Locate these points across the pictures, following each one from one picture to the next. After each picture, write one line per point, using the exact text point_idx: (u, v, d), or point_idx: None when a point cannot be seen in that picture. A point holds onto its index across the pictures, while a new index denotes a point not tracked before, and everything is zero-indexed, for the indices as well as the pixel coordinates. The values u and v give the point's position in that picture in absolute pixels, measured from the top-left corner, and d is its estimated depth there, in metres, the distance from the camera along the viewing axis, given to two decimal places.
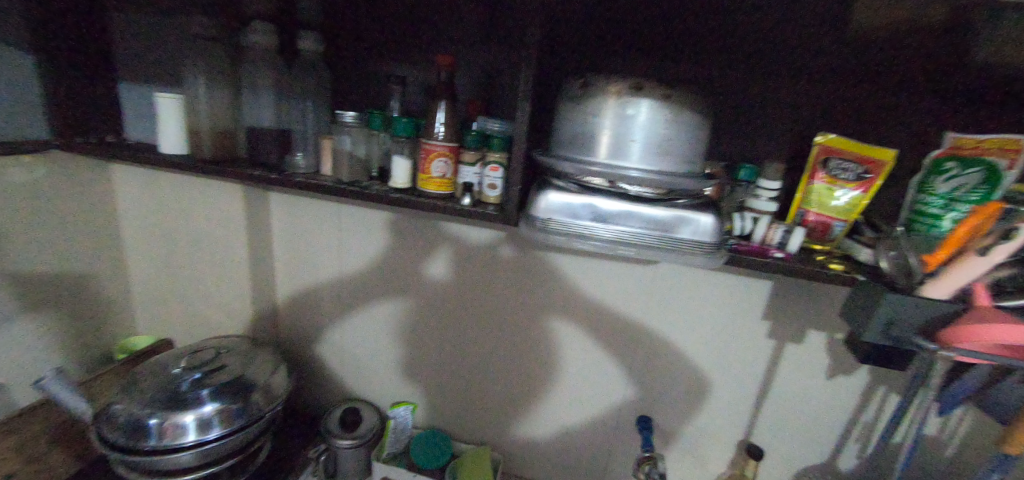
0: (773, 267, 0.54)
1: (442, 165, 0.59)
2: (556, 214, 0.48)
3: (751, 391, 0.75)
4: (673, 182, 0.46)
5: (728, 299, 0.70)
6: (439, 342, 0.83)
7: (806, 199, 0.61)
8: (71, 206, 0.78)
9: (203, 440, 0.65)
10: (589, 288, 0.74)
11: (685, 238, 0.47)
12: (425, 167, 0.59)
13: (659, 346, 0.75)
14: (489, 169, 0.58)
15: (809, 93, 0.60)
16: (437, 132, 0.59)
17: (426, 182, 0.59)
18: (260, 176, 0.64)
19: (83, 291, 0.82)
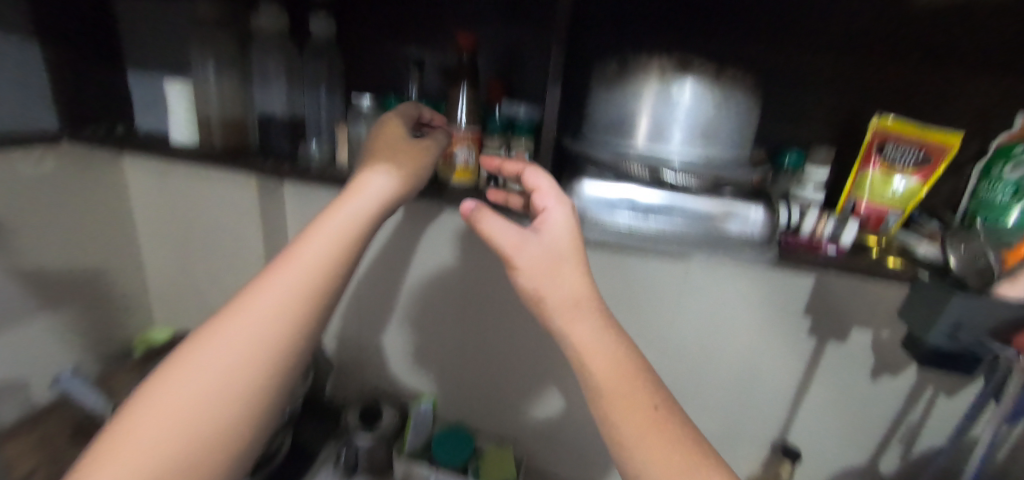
0: (824, 263, 0.50)
1: (465, 153, 0.55)
2: (592, 207, 0.45)
3: (789, 390, 0.71)
4: (721, 171, 0.43)
5: (766, 294, 0.66)
6: (460, 337, 0.80)
7: (857, 187, 0.56)
8: (83, 199, 0.76)
9: None
10: (617, 282, 0.70)
11: (733, 232, 0.44)
12: (447, 155, 0.56)
13: (691, 343, 0.71)
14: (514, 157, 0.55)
15: (863, 71, 0.54)
16: (459, 119, 0.56)
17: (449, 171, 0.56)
18: (273, 168, 0.62)
19: (98, 285, 0.81)
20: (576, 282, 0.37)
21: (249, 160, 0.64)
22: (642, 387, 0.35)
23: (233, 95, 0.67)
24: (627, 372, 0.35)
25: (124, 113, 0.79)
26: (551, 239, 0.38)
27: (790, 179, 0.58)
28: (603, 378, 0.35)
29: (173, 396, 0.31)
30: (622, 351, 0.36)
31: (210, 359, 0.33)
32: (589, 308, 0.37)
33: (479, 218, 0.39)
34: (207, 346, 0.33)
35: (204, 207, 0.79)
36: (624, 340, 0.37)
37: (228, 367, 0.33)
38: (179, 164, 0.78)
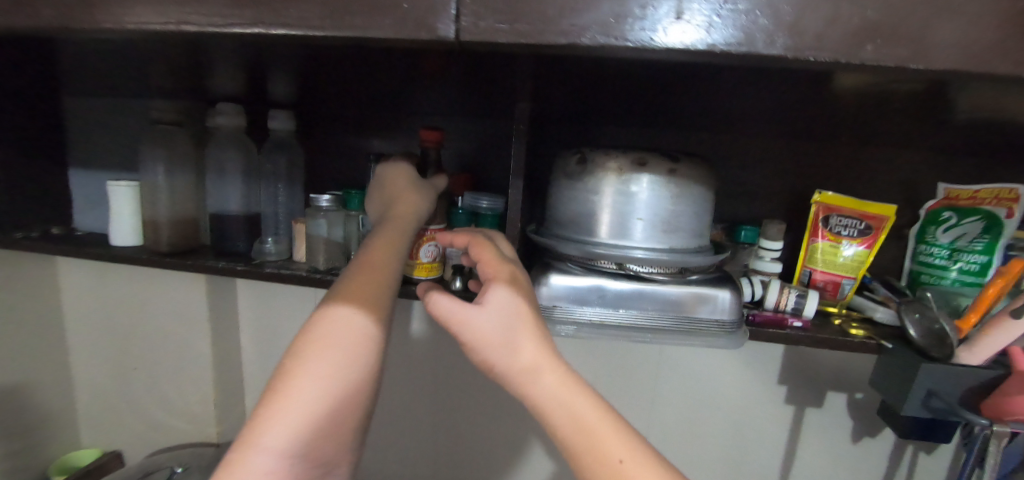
0: (793, 340, 0.50)
1: (432, 248, 0.53)
2: (562, 301, 0.44)
3: (777, 463, 0.69)
4: (685, 260, 0.43)
5: (742, 364, 0.66)
6: (432, 431, 0.75)
7: (811, 257, 0.58)
8: (6, 310, 0.69)
9: None
10: (594, 362, 0.68)
11: (704, 318, 0.44)
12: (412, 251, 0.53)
13: (674, 420, 0.69)
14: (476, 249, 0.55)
15: (794, 152, 0.60)
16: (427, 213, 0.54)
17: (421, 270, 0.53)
18: (227, 268, 0.58)
19: (15, 406, 0.71)
20: (534, 343, 0.32)
21: (199, 262, 0.60)
22: (619, 439, 0.31)
23: (184, 193, 0.65)
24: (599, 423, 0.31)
25: (62, 215, 0.74)
26: (498, 307, 0.32)
27: (749, 254, 0.60)
28: (573, 440, 0.31)
29: None
30: (588, 406, 0.32)
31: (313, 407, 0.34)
32: (549, 367, 0.32)
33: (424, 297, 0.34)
34: (295, 403, 0.34)
35: (147, 309, 0.73)
36: (590, 390, 0.33)
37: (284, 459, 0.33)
38: (120, 265, 0.72)
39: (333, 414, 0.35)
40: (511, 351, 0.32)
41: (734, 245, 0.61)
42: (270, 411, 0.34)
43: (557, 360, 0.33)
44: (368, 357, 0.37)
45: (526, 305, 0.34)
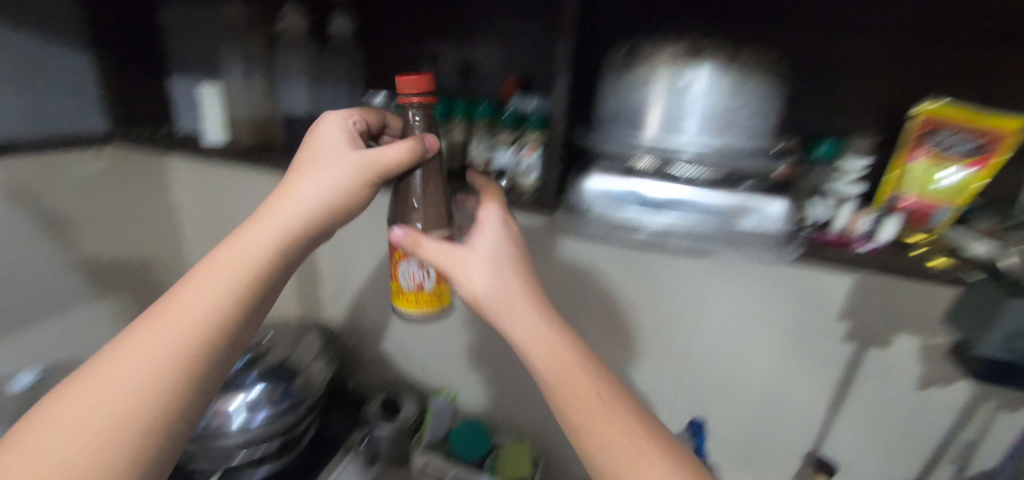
0: (855, 262, 0.47)
1: (414, 269, 0.45)
2: (599, 201, 0.44)
3: (823, 400, 0.66)
4: (738, 162, 0.40)
5: (798, 294, 0.61)
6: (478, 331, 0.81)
7: (899, 181, 0.51)
8: (132, 196, 0.82)
9: (250, 423, 0.65)
10: (638, 278, 0.68)
11: (747, 230, 0.41)
12: (395, 270, 0.46)
13: (715, 343, 0.67)
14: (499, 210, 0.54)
15: (908, 49, 0.49)
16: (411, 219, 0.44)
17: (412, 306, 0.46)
18: (295, 164, 0.64)
19: (145, 275, 0.87)
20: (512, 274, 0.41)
21: (270, 157, 0.66)
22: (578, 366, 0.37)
23: (259, 95, 0.70)
24: (560, 348, 0.38)
25: (167, 116, 0.84)
26: (485, 251, 0.41)
27: (825, 173, 0.53)
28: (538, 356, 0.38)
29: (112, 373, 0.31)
30: (556, 335, 0.38)
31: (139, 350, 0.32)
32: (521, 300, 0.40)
33: (412, 244, 0.41)
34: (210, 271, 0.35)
35: (237, 203, 0.83)
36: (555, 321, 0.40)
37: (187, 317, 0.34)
38: (213, 163, 0.82)
39: (221, 301, 0.35)
40: (485, 291, 0.39)
41: (807, 163, 0.54)
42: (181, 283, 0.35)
43: (534, 299, 0.40)
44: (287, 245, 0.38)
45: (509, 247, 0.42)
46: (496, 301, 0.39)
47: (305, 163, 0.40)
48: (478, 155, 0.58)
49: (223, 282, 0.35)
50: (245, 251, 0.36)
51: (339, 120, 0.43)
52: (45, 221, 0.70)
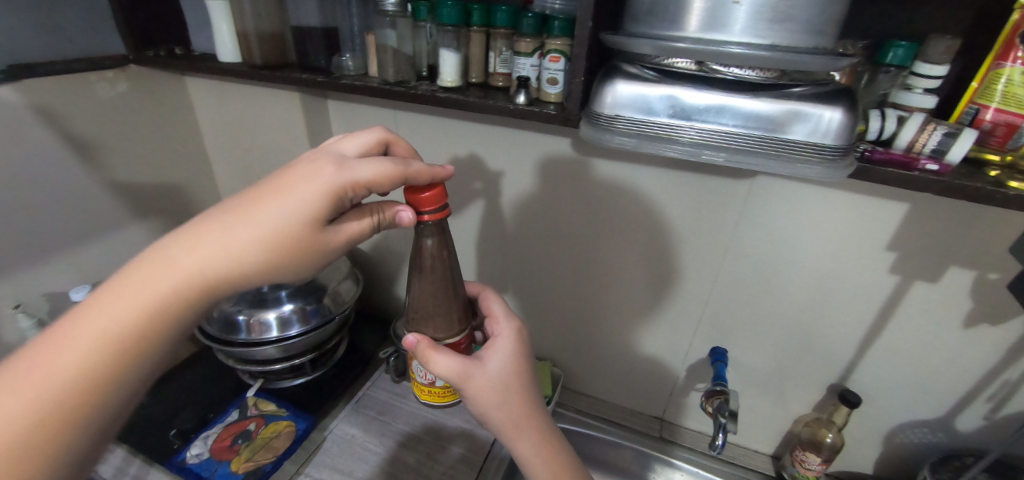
0: (912, 184, 0.42)
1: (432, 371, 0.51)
2: (626, 110, 0.40)
3: (857, 333, 0.63)
4: (792, 61, 0.35)
5: (840, 223, 0.57)
6: (500, 257, 0.81)
7: (985, 89, 0.44)
8: (158, 120, 0.82)
9: (287, 336, 0.69)
10: (666, 204, 0.64)
11: (797, 140, 0.37)
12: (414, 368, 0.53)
13: (743, 273, 0.65)
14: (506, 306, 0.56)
15: None
16: (431, 322, 0.50)
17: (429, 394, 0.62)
18: (308, 79, 0.61)
19: (180, 199, 0.89)
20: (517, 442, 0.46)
21: (286, 74, 0.63)
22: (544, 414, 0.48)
23: (268, 8, 0.66)
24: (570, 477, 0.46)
25: (182, 35, 0.81)
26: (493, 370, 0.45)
27: (891, 81, 0.47)
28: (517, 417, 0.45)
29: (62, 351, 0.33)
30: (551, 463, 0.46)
31: (80, 343, 0.33)
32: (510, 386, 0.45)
33: (424, 357, 0.44)
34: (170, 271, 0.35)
35: (259, 126, 0.82)
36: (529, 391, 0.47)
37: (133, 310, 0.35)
38: (232, 84, 0.80)
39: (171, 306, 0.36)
40: (498, 420, 0.45)
41: (873, 68, 0.48)
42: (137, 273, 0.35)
43: (519, 378, 0.46)
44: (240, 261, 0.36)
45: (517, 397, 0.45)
46: (508, 425, 0.45)
47: (279, 187, 0.37)
48: (498, 67, 0.55)
49: (174, 290, 0.35)
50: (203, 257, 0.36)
51: (334, 176, 0.38)
52: (78, 146, 0.71)
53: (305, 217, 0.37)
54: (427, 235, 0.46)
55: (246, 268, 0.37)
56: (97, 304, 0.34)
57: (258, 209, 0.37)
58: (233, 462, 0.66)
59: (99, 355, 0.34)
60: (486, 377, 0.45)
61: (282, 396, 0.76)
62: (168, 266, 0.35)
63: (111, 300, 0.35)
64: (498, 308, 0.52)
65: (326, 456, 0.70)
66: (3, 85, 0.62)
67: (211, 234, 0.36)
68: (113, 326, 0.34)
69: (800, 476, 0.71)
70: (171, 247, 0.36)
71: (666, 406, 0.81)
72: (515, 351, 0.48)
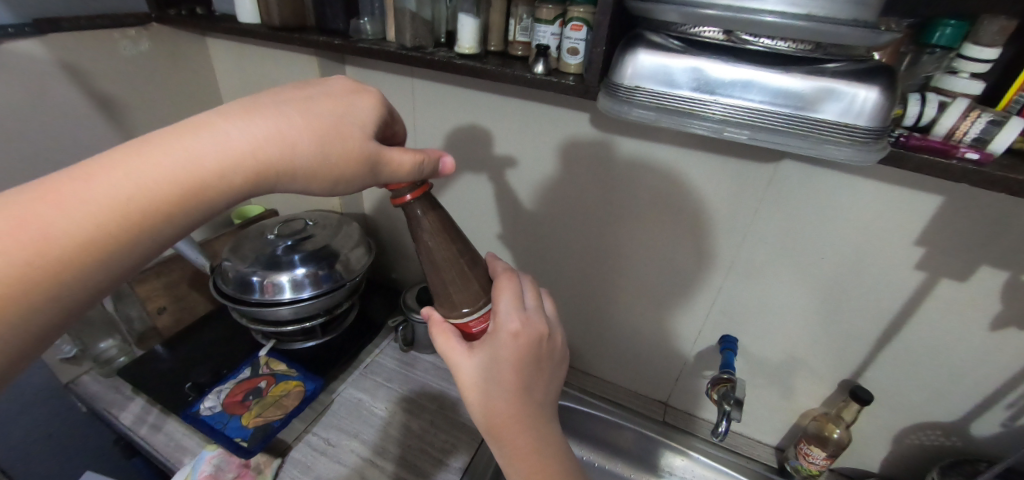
0: (950, 173, 0.40)
1: None
2: (647, 82, 0.38)
3: (875, 329, 0.61)
4: (830, 33, 0.32)
5: (867, 215, 0.55)
6: (514, 231, 0.81)
7: None
8: (179, 81, 0.83)
9: (299, 298, 0.71)
10: (684, 186, 0.63)
11: (827, 119, 0.35)
12: None
13: (761, 262, 0.63)
14: (528, 296, 0.48)
15: None
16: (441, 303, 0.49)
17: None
18: (326, 42, 0.61)
19: None
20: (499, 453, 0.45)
21: (304, 36, 0.63)
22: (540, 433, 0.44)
23: None
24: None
25: None
26: (475, 368, 0.43)
27: (936, 63, 0.44)
28: (502, 429, 0.43)
29: (81, 198, 0.31)
30: None
31: (93, 195, 0.32)
32: (495, 399, 0.43)
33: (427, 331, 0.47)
34: (212, 139, 0.35)
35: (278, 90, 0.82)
36: (516, 408, 0.43)
37: (159, 174, 0.33)
38: (252, 46, 0.80)
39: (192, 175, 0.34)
40: (479, 420, 0.44)
41: (917, 49, 0.45)
42: (170, 136, 0.34)
43: (509, 391, 0.43)
44: (281, 147, 0.36)
45: (500, 409, 0.43)
46: (489, 428, 0.44)
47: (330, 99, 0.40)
48: (518, 35, 0.53)
49: (205, 158, 0.34)
50: (244, 126, 0.36)
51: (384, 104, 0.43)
52: (99, 103, 0.72)
53: (362, 124, 0.40)
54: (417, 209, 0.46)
55: (293, 156, 0.37)
56: (128, 161, 0.33)
57: (315, 105, 0.39)
58: (244, 417, 0.67)
59: (120, 215, 0.32)
60: (464, 372, 0.44)
61: (292, 357, 0.78)
62: (216, 138, 0.35)
63: (141, 155, 0.33)
64: (504, 304, 0.45)
65: (333, 417, 0.72)
66: (31, 39, 0.63)
67: (261, 115, 0.37)
68: (148, 188, 0.33)
69: (804, 469, 0.70)
70: (216, 118, 0.36)
71: (671, 392, 0.81)
72: (509, 358, 0.43)
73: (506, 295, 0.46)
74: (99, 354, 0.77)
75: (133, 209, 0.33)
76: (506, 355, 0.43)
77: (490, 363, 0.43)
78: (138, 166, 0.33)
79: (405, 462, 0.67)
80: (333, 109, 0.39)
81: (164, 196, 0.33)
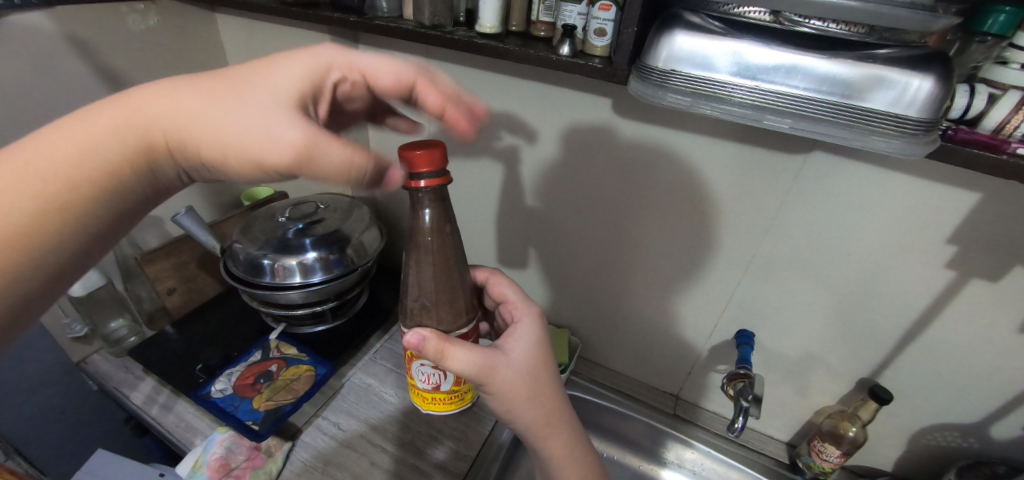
0: (1001, 169, 0.38)
1: (428, 373, 0.50)
2: (682, 64, 0.37)
3: (899, 328, 0.59)
4: (886, 15, 0.31)
5: (897, 212, 0.53)
6: (528, 219, 0.79)
7: None
8: (188, 57, 0.81)
9: (309, 282, 0.70)
10: (706, 177, 0.61)
11: (875, 109, 0.33)
12: (411, 371, 0.51)
13: (783, 258, 0.61)
14: None
15: None
16: (430, 313, 0.49)
17: (430, 403, 0.52)
18: (341, 20, 0.59)
19: None
20: (556, 431, 0.49)
21: (317, 13, 0.61)
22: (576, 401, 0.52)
23: None
24: (572, 463, 0.50)
25: None
26: (520, 353, 0.48)
27: (986, 52, 0.41)
28: (555, 404, 0.49)
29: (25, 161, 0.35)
30: (580, 450, 0.51)
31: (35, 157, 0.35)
32: (543, 376, 0.48)
33: (442, 351, 0.43)
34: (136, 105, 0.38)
35: None
36: (558, 379, 0.50)
37: (91, 136, 0.37)
38: (263, 23, 0.78)
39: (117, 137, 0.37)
40: (530, 409, 0.47)
41: (965, 36, 0.42)
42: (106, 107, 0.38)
43: (551, 362, 0.50)
44: (195, 106, 0.37)
45: (550, 383, 0.48)
46: (542, 411, 0.48)
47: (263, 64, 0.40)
48: (541, 14, 0.51)
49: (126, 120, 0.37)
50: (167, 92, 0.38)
51: (322, 66, 0.43)
52: (107, 79, 0.71)
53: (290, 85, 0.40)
54: (424, 206, 0.45)
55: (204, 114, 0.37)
56: (67, 127, 0.37)
57: (233, 75, 0.39)
58: (255, 400, 0.67)
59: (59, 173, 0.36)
60: (510, 364, 0.46)
61: (303, 341, 0.77)
62: (141, 103, 0.38)
63: (81, 123, 0.37)
64: (513, 291, 0.56)
65: (342, 402, 0.72)
66: (36, 11, 0.61)
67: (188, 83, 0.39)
68: (81, 147, 0.36)
69: (816, 467, 0.69)
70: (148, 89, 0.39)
71: (683, 385, 0.80)
72: (535, 338, 0.50)
73: (513, 285, 0.57)
74: (109, 333, 0.78)
75: (67, 166, 0.36)
76: (541, 332, 0.52)
77: (527, 344, 0.49)
78: (46, 137, 0.36)
79: (415, 449, 0.66)
80: (260, 71, 0.40)
81: (72, 168, 0.36)
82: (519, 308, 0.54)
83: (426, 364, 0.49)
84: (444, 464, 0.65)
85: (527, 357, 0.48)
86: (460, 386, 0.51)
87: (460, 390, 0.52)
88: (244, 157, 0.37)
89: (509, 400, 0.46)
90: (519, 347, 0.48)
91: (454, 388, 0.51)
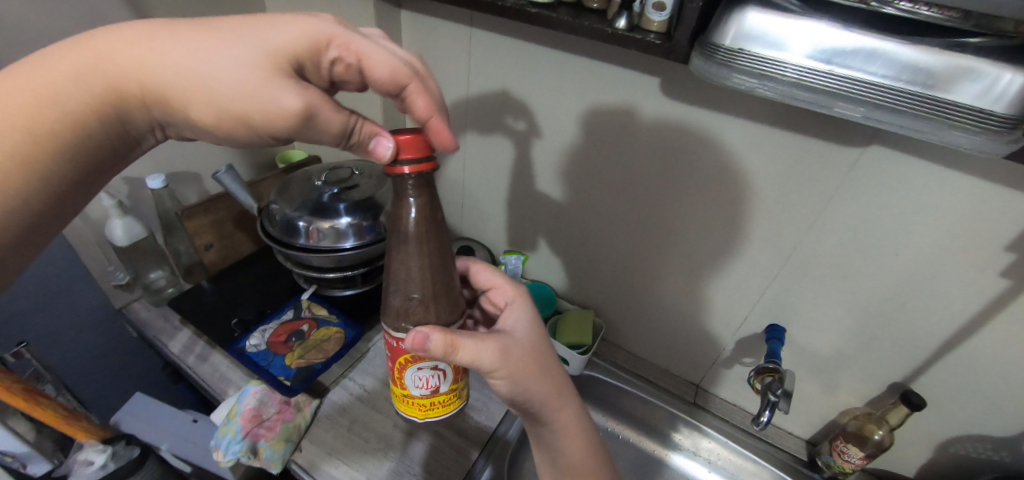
0: None
1: (426, 375, 0.47)
2: (754, 42, 0.36)
3: (940, 334, 0.57)
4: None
5: (955, 214, 0.50)
6: (559, 199, 0.78)
7: None
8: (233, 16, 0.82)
9: (342, 246, 0.71)
10: (751, 167, 0.59)
11: (958, 102, 0.32)
12: (403, 380, 0.48)
13: (824, 253, 0.60)
14: None
15: None
16: (427, 310, 0.45)
17: (427, 409, 0.49)
18: None
19: None
20: (563, 408, 0.50)
21: None
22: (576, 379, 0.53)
23: None
24: (580, 439, 0.50)
25: None
26: (521, 334, 0.48)
27: None
28: (561, 383, 0.49)
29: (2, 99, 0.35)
30: (587, 429, 0.52)
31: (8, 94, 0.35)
32: (547, 355, 0.49)
33: (449, 346, 0.42)
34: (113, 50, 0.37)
35: None
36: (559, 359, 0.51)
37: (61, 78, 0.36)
38: None
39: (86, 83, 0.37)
40: (542, 391, 0.47)
41: None
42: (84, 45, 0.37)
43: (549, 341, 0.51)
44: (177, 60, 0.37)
45: (553, 360, 0.49)
46: (552, 392, 0.48)
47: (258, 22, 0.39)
48: None
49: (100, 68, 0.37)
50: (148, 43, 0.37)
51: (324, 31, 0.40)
52: None
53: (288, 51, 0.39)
54: (409, 193, 0.41)
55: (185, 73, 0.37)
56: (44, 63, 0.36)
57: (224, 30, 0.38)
58: (287, 357, 0.70)
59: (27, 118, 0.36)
60: (516, 346, 0.46)
61: (333, 303, 0.79)
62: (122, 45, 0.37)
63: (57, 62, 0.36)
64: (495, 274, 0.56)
65: (369, 365, 0.74)
66: None
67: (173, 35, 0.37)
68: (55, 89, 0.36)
69: (836, 466, 0.69)
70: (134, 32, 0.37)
71: (704, 375, 0.80)
72: (531, 317, 0.51)
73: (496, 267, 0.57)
74: (149, 283, 0.81)
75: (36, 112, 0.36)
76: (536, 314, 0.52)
77: (525, 324, 0.50)
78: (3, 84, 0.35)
79: (436, 415, 0.68)
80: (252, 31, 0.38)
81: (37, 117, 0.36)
82: (510, 291, 0.54)
83: (423, 367, 0.46)
84: (464, 432, 0.66)
85: (528, 336, 0.49)
86: (458, 383, 0.49)
87: (458, 388, 0.50)
88: (221, 114, 0.38)
89: (522, 384, 0.46)
90: (519, 330, 0.49)
91: (452, 386, 0.49)
